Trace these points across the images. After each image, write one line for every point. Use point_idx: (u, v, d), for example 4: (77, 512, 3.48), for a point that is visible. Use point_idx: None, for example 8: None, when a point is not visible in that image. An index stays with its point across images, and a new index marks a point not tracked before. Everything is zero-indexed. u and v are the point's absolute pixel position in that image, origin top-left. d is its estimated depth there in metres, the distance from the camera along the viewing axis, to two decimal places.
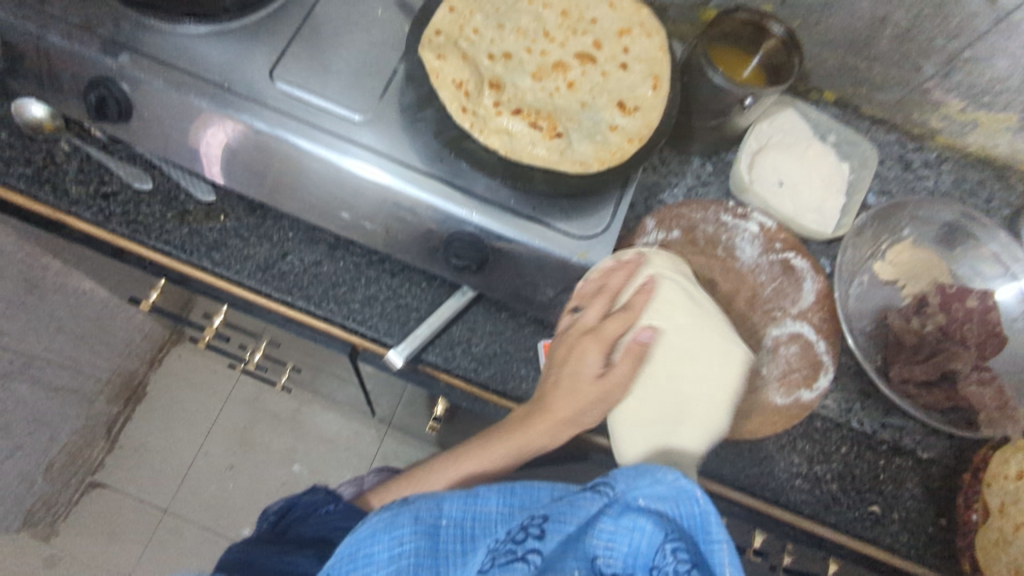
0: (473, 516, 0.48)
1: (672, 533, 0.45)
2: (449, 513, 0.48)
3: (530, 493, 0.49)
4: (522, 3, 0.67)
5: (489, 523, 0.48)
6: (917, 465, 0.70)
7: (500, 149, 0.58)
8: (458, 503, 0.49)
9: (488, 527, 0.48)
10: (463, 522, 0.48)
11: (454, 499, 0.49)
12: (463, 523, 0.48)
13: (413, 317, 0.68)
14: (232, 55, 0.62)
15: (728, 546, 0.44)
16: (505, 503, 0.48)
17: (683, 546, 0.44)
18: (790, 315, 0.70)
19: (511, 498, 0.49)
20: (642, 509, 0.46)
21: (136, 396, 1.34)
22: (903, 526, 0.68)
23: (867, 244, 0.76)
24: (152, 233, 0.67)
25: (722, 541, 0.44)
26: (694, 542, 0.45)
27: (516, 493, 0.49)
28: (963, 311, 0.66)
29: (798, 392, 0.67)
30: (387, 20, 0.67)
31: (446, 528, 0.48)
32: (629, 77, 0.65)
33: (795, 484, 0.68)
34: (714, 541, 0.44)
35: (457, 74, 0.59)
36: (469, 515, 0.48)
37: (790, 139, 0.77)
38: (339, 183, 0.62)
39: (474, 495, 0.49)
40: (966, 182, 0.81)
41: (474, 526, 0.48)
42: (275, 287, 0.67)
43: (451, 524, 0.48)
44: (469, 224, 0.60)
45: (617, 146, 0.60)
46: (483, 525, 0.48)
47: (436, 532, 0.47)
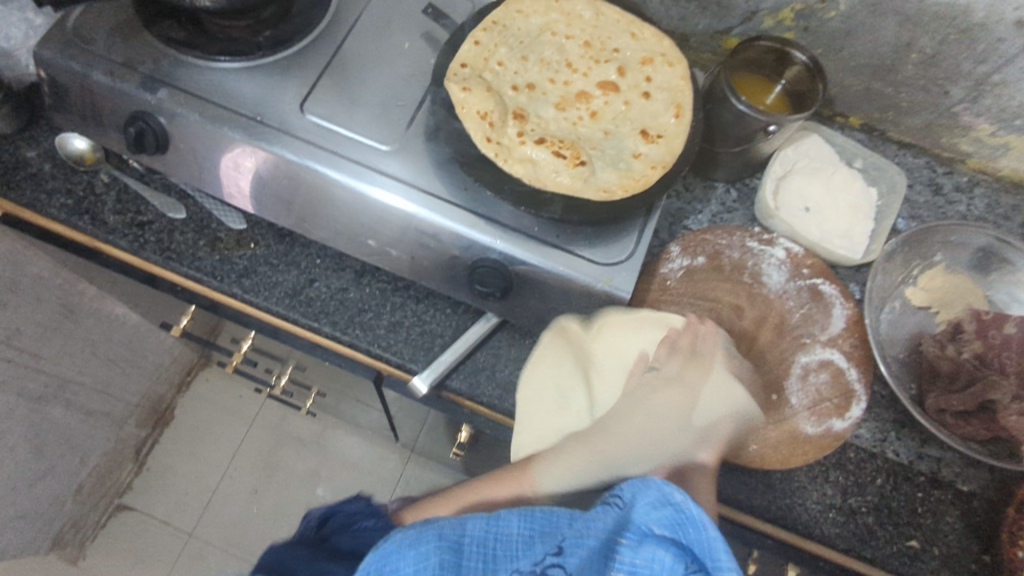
0: (496, 537, 0.46)
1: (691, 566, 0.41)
2: (473, 531, 0.46)
3: (550, 518, 0.47)
4: (545, 35, 0.68)
5: (512, 547, 0.46)
6: (957, 498, 0.67)
7: (525, 178, 0.59)
8: (481, 523, 0.47)
9: (511, 550, 0.46)
10: (487, 541, 0.46)
11: (479, 519, 0.47)
12: (487, 542, 0.46)
13: (437, 344, 0.68)
14: (265, 89, 0.65)
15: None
16: (526, 526, 0.46)
17: None
18: (820, 341, 0.69)
19: (531, 521, 0.47)
20: (655, 536, 0.43)
21: (164, 419, 1.36)
22: (945, 562, 0.65)
23: (898, 269, 0.75)
24: (185, 260, 0.68)
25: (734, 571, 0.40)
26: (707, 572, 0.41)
27: (540, 517, 0.47)
28: (1000, 337, 0.65)
29: (830, 422, 0.66)
30: (413, 53, 0.69)
31: (470, 546, 0.46)
32: (652, 105, 0.65)
33: (829, 516, 0.66)
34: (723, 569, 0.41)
35: (481, 106, 0.61)
36: (492, 537, 0.46)
37: (816, 164, 0.77)
38: (366, 211, 0.63)
39: (496, 516, 0.47)
40: (1000, 207, 0.80)
41: (496, 546, 0.46)
42: (302, 312, 0.67)
43: (474, 542, 0.46)
44: (494, 251, 0.61)
45: (640, 173, 0.61)
46: (505, 547, 0.46)
47: (461, 549, 0.45)
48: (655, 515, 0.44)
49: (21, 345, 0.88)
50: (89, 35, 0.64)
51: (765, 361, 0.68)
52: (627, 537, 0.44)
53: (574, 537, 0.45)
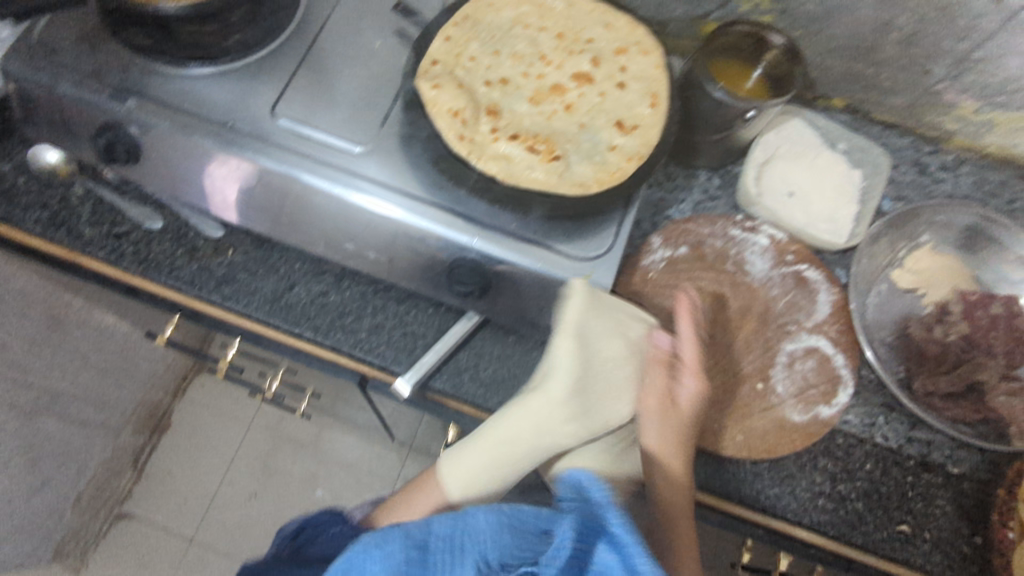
0: (462, 533, 0.48)
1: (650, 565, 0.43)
2: (438, 528, 0.49)
3: (517, 513, 0.48)
4: (517, 28, 0.67)
5: (478, 541, 0.47)
6: (947, 481, 0.67)
7: (498, 175, 0.59)
8: (447, 519, 0.49)
9: (476, 544, 0.47)
10: (452, 536, 0.48)
11: (444, 516, 0.49)
12: (452, 537, 0.48)
13: (420, 344, 0.68)
14: (236, 95, 0.64)
15: None
16: (494, 521, 0.48)
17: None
18: (805, 328, 0.68)
19: (499, 517, 0.48)
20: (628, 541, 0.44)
21: (161, 425, 1.36)
22: (936, 546, 0.65)
23: (884, 252, 0.74)
24: (164, 271, 0.68)
25: None
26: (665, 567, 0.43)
27: (507, 513, 0.48)
28: (987, 317, 0.66)
29: (817, 409, 0.66)
30: (384, 52, 0.68)
31: (436, 544, 0.48)
32: (627, 95, 0.65)
33: (819, 504, 0.65)
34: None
35: (453, 104, 0.60)
36: (459, 532, 0.48)
37: (798, 148, 0.76)
38: (341, 214, 0.62)
39: (463, 513, 0.49)
40: (987, 184, 0.79)
41: (463, 541, 0.48)
42: (283, 318, 0.67)
43: (440, 540, 0.48)
44: (471, 251, 0.60)
45: (616, 166, 0.60)
46: (471, 541, 0.48)
47: (426, 547, 0.48)
48: (627, 521, 0.45)
49: (10, 360, 0.88)
50: (56, 47, 0.63)
51: (751, 350, 0.67)
52: (601, 542, 0.45)
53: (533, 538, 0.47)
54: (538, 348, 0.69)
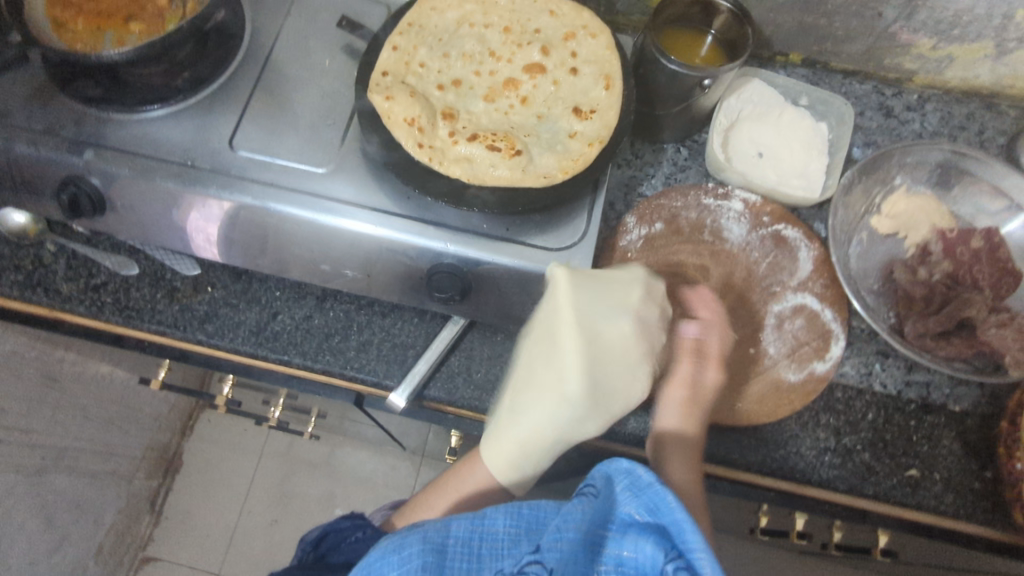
0: (480, 537, 0.47)
1: (671, 553, 0.41)
2: (457, 532, 0.47)
3: (536, 514, 0.47)
4: (463, 28, 0.67)
5: (496, 546, 0.47)
6: (951, 419, 0.67)
7: (463, 177, 0.58)
8: (465, 524, 0.48)
9: (495, 549, 0.46)
10: (471, 542, 0.47)
11: (463, 519, 0.48)
12: (471, 543, 0.47)
13: (410, 354, 0.68)
14: (192, 132, 0.64)
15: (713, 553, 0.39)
16: (511, 525, 0.47)
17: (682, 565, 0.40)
18: (790, 288, 0.68)
19: (518, 518, 0.47)
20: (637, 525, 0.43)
21: (173, 465, 1.36)
22: (948, 486, 0.65)
23: (860, 201, 0.74)
24: (145, 316, 0.67)
25: (702, 547, 0.39)
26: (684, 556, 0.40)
27: (525, 514, 0.47)
28: (968, 253, 0.67)
29: (812, 365, 0.66)
30: (335, 69, 0.68)
31: (454, 547, 0.47)
32: (581, 80, 0.64)
33: (826, 460, 0.65)
34: (692, 550, 0.39)
35: (407, 112, 0.60)
36: (477, 537, 0.47)
37: (761, 109, 0.75)
38: (312, 237, 0.62)
39: (481, 516, 0.48)
40: (954, 118, 0.79)
41: (482, 546, 0.47)
42: (270, 348, 0.67)
43: (457, 543, 0.47)
44: (448, 256, 0.60)
45: (578, 152, 0.60)
46: (490, 545, 0.47)
47: (444, 550, 0.47)
48: (633, 503, 0.44)
49: (9, 423, 0.88)
50: (5, 108, 0.63)
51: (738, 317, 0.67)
52: (611, 529, 0.44)
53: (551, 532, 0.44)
54: None
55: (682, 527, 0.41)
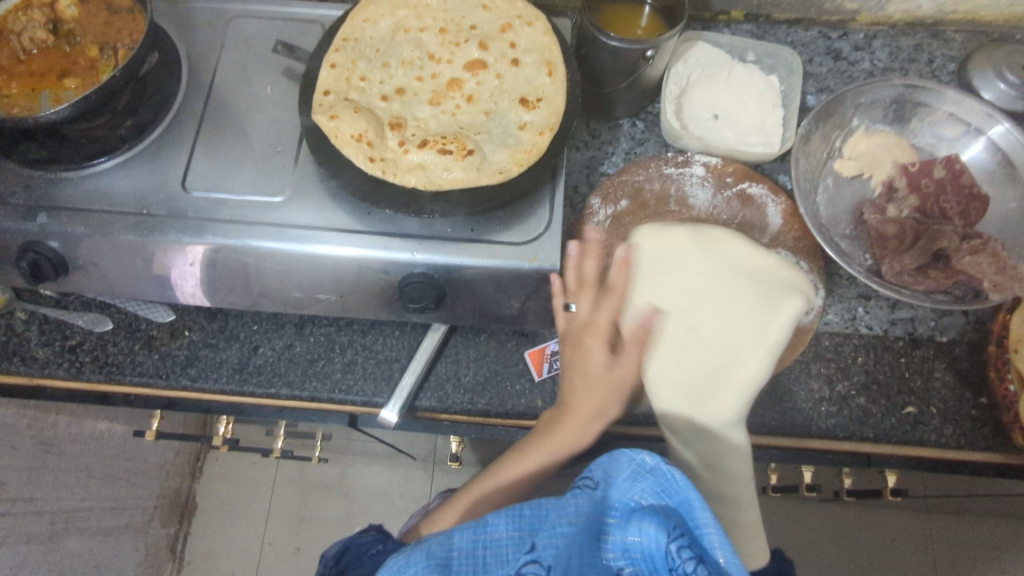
0: (484, 544, 0.45)
1: (674, 532, 0.42)
2: (460, 543, 0.46)
3: (538, 513, 0.46)
4: (399, 35, 0.66)
5: (501, 553, 0.45)
6: (939, 351, 0.67)
7: (418, 186, 0.58)
8: (468, 534, 0.46)
9: (501, 555, 0.45)
10: (475, 551, 0.45)
11: (464, 530, 0.46)
12: (475, 551, 0.45)
13: (397, 367, 0.68)
14: (143, 179, 0.63)
15: (718, 528, 0.41)
16: (514, 528, 0.45)
17: (687, 542, 0.41)
18: (763, 245, 0.68)
19: (519, 520, 0.46)
20: (642, 509, 0.45)
21: (188, 510, 1.36)
22: (946, 418, 0.65)
23: (821, 147, 0.73)
24: (126, 370, 0.67)
25: (710, 524, 0.41)
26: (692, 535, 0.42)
27: (527, 515, 0.46)
28: (932, 184, 0.68)
29: (794, 319, 0.66)
30: (278, 94, 0.68)
31: (459, 559, 0.45)
32: (524, 70, 0.64)
33: (823, 410, 0.65)
34: (703, 527, 0.42)
35: (355, 128, 0.59)
36: (480, 545, 0.46)
37: (709, 71, 0.75)
38: (278, 267, 0.61)
39: (482, 524, 0.46)
40: (902, 51, 0.79)
41: (487, 554, 0.45)
42: (256, 383, 0.67)
43: (462, 554, 0.45)
44: (417, 265, 0.60)
45: (530, 142, 0.60)
46: (495, 553, 0.45)
47: (449, 563, 0.45)
48: (636, 488, 0.46)
49: (11, 494, 0.88)
50: None
51: None
52: (615, 515, 0.46)
53: (548, 528, 0.45)
54: (512, 339, 0.69)
55: (690, 505, 0.43)
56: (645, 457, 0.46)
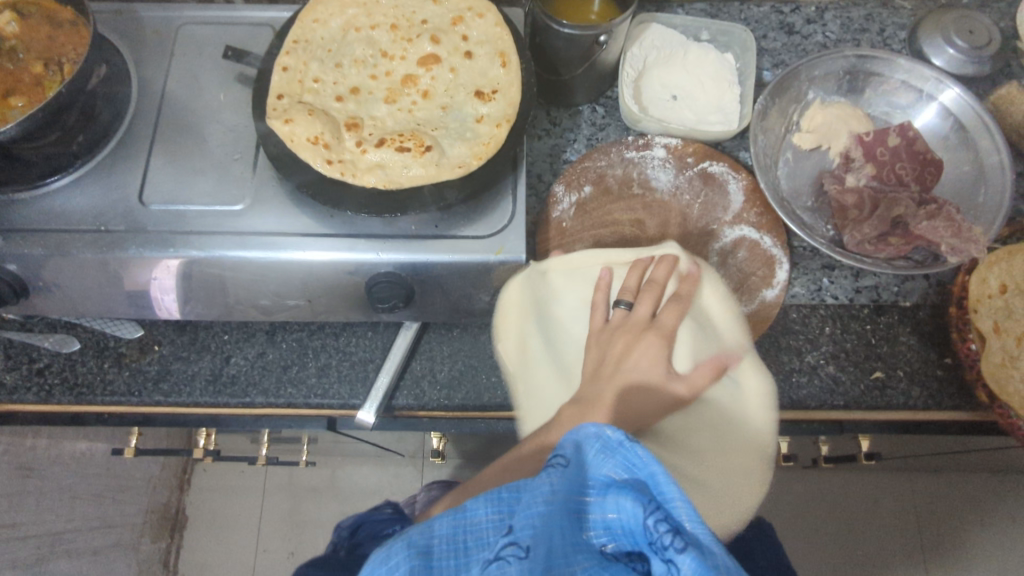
0: (464, 530, 0.42)
1: (649, 506, 0.38)
2: (440, 530, 0.42)
3: (520, 492, 0.42)
4: (350, 34, 0.66)
5: (480, 537, 0.41)
6: (903, 315, 0.69)
7: (378, 185, 0.57)
8: (447, 520, 0.43)
9: (481, 540, 0.41)
10: (456, 537, 0.42)
11: (444, 515, 0.43)
12: (456, 538, 0.42)
13: (372, 367, 0.68)
14: (99, 195, 0.62)
15: (685, 499, 0.37)
16: (494, 512, 0.42)
17: (662, 515, 0.37)
18: (726, 223, 0.69)
19: (501, 504, 0.42)
20: (618, 484, 0.40)
21: (179, 522, 1.35)
22: (912, 380, 0.66)
23: (779, 122, 0.74)
24: (97, 389, 0.66)
25: (677, 495, 0.38)
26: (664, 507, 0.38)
27: (505, 497, 0.42)
28: (888, 152, 0.68)
29: (761, 294, 0.67)
30: (232, 100, 0.67)
31: (440, 545, 0.42)
32: (478, 62, 0.64)
33: (794, 381, 0.66)
34: (671, 499, 0.38)
35: (310, 131, 0.58)
36: (461, 531, 0.42)
37: (664, 53, 0.75)
38: (244, 276, 0.61)
39: (462, 508, 0.43)
40: (854, 22, 0.80)
41: (467, 539, 0.42)
42: (230, 393, 0.66)
43: (442, 541, 0.42)
44: (383, 265, 0.60)
45: (488, 135, 0.60)
46: (474, 537, 0.42)
47: (430, 551, 0.42)
48: (611, 464, 0.41)
49: None
50: None
51: None
52: (592, 493, 0.40)
53: (523, 510, 0.40)
54: (485, 331, 0.69)
55: (659, 479, 0.39)
56: (609, 431, 0.42)
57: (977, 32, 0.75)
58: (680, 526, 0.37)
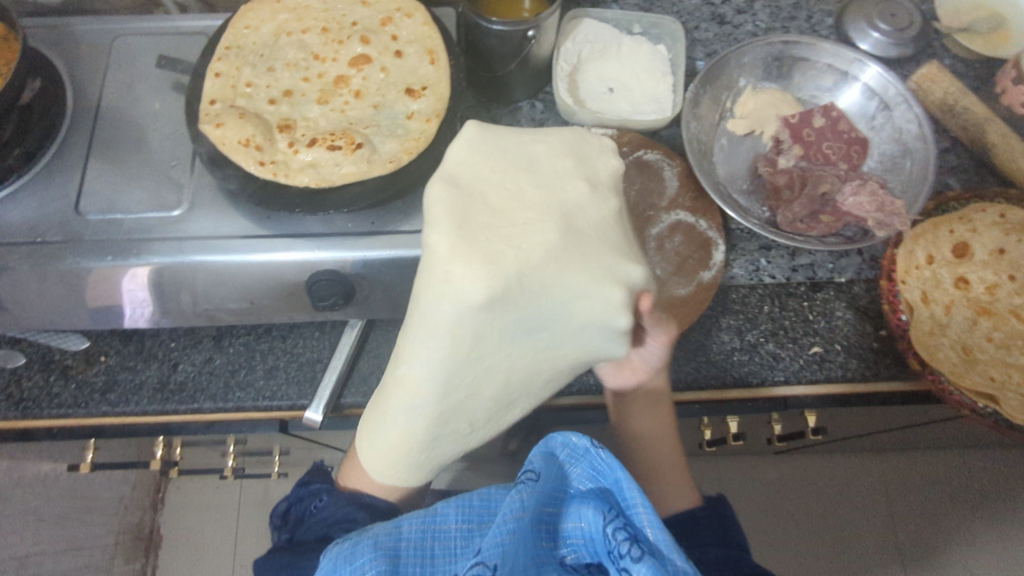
0: (433, 535, 0.48)
1: (609, 513, 0.44)
2: (409, 533, 0.47)
3: (487, 505, 0.50)
4: (281, 38, 0.67)
5: (449, 545, 0.47)
6: (840, 291, 0.70)
7: (310, 183, 0.58)
8: (417, 523, 0.48)
9: (449, 548, 0.47)
10: (423, 542, 0.47)
11: (413, 519, 0.48)
12: (423, 543, 0.47)
13: (319, 367, 0.68)
14: (35, 207, 0.62)
15: (647, 505, 0.43)
16: (464, 520, 0.48)
17: (622, 523, 0.43)
18: (663, 208, 0.70)
19: (468, 512, 0.49)
20: (582, 494, 0.48)
21: (153, 542, 1.33)
22: (849, 352, 0.68)
23: (713, 109, 0.76)
24: (44, 403, 0.66)
25: (639, 502, 0.43)
26: (625, 517, 0.44)
27: (476, 508, 0.49)
28: (814, 132, 0.72)
29: (698, 276, 0.68)
30: (169, 109, 0.67)
31: (407, 550, 0.47)
32: (408, 60, 0.65)
33: (735, 359, 0.67)
34: (633, 505, 0.44)
35: (240, 134, 0.59)
36: (430, 535, 0.48)
37: (598, 47, 0.77)
38: (185, 281, 0.61)
39: (432, 513, 0.48)
40: (783, 10, 0.82)
41: (434, 546, 0.47)
42: (177, 400, 0.66)
43: (411, 545, 0.47)
44: (321, 264, 0.60)
45: (419, 130, 0.61)
46: (443, 544, 0.47)
47: (397, 554, 0.46)
48: (575, 475, 0.49)
49: None
50: None
51: None
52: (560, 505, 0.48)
53: (494, 530, 0.42)
54: None
55: (622, 484, 0.45)
56: (575, 440, 0.50)
57: (899, 15, 0.77)
58: (637, 535, 0.42)
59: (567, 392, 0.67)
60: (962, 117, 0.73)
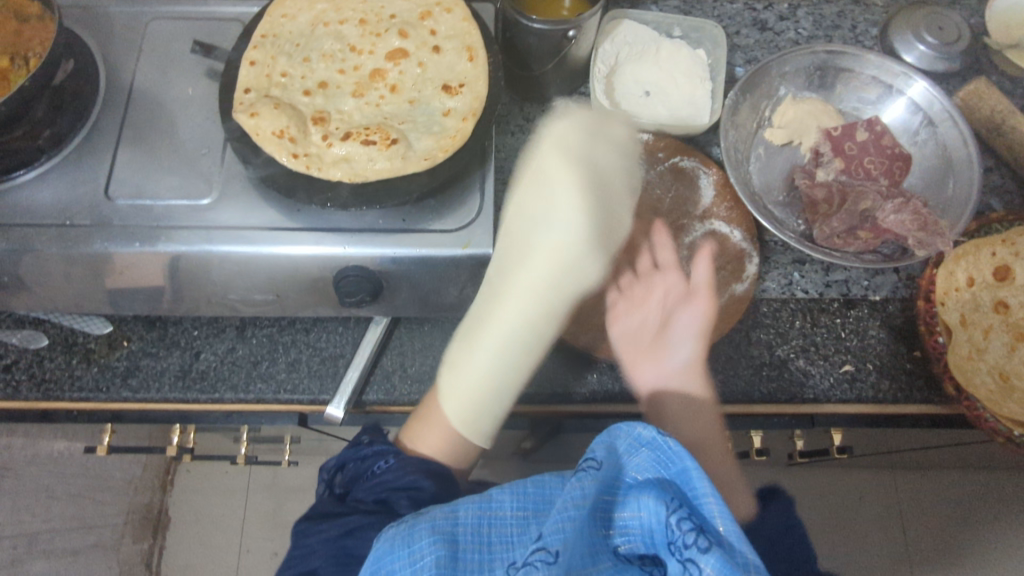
0: (489, 522, 0.47)
1: (674, 504, 0.42)
2: (466, 520, 0.46)
3: (541, 492, 0.49)
4: (318, 29, 0.66)
5: (506, 533, 0.47)
6: (874, 310, 0.69)
7: (343, 177, 0.57)
8: (473, 510, 0.47)
9: (505, 535, 0.46)
10: (481, 529, 0.46)
11: (469, 505, 0.47)
12: (480, 530, 0.46)
13: (342, 363, 0.68)
14: (64, 187, 0.62)
15: (717, 498, 0.41)
16: (519, 508, 0.48)
17: (687, 515, 0.41)
18: (697, 217, 0.69)
19: (524, 499, 0.48)
20: (640, 484, 0.46)
21: (161, 524, 1.33)
22: (881, 372, 0.66)
23: (751, 117, 0.74)
24: (66, 385, 0.66)
25: (709, 492, 0.41)
26: (691, 509, 0.42)
27: (530, 495, 0.48)
28: (856, 146, 0.70)
29: (731, 288, 0.67)
30: (203, 95, 0.67)
31: (465, 536, 0.46)
32: (446, 56, 0.64)
33: (764, 375, 0.66)
34: (700, 495, 0.42)
35: (275, 124, 0.58)
36: (486, 522, 0.47)
37: (636, 48, 0.76)
38: (212, 269, 0.61)
39: (488, 500, 0.48)
40: (825, 19, 0.81)
41: (491, 533, 0.47)
42: (198, 389, 0.66)
43: (468, 531, 0.46)
44: (351, 259, 0.59)
45: (455, 128, 0.60)
46: (499, 532, 0.47)
47: (455, 540, 0.45)
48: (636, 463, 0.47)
49: None
50: None
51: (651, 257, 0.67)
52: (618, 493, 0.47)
53: (555, 514, 0.43)
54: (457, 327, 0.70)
55: (689, 475, 0.43)
56: (640, 429, 0.47)
57: (947, 29, 0.75)
58: (702, 527, 0.40)
59: (602, 399, 0.66)
60: (1008, 137, 0.71)
